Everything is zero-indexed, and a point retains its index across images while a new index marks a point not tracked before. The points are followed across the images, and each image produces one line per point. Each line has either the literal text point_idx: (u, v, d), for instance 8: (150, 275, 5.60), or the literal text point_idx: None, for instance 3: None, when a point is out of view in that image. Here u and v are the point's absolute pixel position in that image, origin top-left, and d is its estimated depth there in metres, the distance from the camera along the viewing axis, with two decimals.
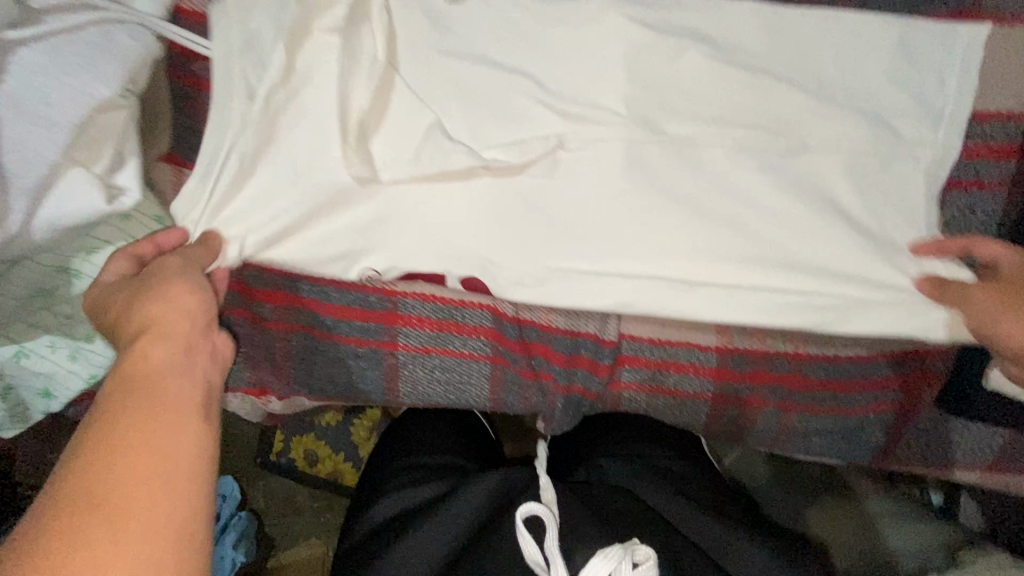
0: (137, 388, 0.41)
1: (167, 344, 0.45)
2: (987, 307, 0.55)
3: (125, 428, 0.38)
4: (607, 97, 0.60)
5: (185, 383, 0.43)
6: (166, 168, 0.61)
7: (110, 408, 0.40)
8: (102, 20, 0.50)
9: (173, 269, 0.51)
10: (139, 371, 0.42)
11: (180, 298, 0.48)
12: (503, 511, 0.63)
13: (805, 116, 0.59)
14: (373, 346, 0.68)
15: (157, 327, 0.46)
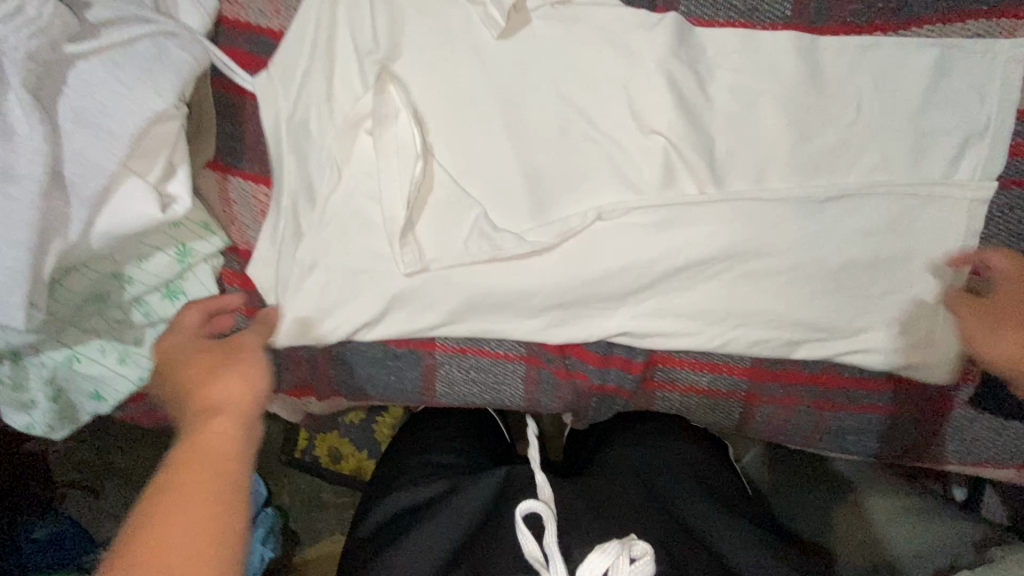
0: (188, 472, 0.40)
1: (222, 428, 0.44)
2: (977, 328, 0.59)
3: (173, 505, 0.38)
4: (644, 99, 0.60)
5: (230, 470, 0.41)
6: (211, 175, 0.62)
7: (166, 480, 0.39)
8: (155, 33, 0.50)
9: (238, 348, 0.53)
10: (197, 452, 0.41)
11: (244, 369, 0.49)
12: (502, 499, 0.65)
13: (844, 125, 0.60)
14: (411, 347, 0.70)
15: (219, 408, 0.45)
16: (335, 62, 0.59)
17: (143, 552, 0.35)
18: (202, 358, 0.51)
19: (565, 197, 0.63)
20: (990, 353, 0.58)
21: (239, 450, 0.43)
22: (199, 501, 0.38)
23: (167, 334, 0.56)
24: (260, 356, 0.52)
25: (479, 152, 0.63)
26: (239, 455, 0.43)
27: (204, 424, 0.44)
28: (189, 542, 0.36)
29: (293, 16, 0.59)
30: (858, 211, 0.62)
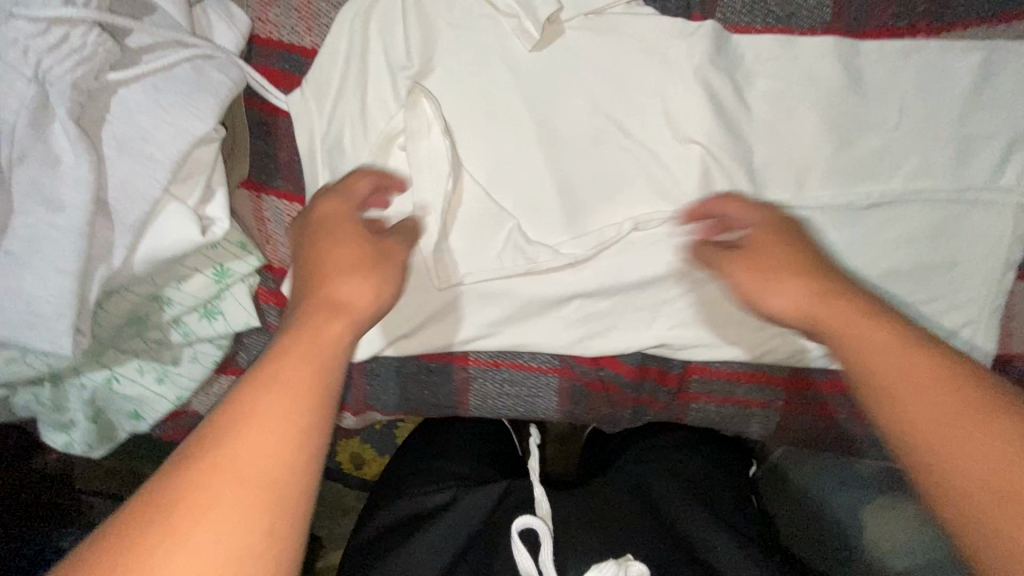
0: (294, 360, 0.39)
1: (342, 330, 0.43)
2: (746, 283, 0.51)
3: (267, 395, 0.37)
4: (681, 108, 0.59)
5: (333, 367, 0.41)
6: (245, 195, 0.62)
7: (269, 368, 0.38)
8: (194, 56, 0.50)
9: (385, 250, 0.49)
10: (312, 341, 0.41)
11: (372, 274, 0.47)
12: (498, 511, 0.66)
13: (885, 131, 0.59)
14: (445, 362, 0.70)
15: (343, 309, 0.44)
16: (368, 80, 0.59)
17: (246, 428, 0.35)
18: (351, 244, 0.49)
19: (600, 208, 0.62)
20: (773, 304, 0.50)
21: (344, 350, 0.42)
22: (300, 390, 0.38)
23: (332, 197, 0.53)
24: (398, 274, 0.49)
25: (513, 163, 0.62)
26: (345, 354, 0.42)
27: (326, 315, 0.43)
28: (286, 429, 0.36)
29: (326, 34, 0.59)
30: (899, 218, 0.61)
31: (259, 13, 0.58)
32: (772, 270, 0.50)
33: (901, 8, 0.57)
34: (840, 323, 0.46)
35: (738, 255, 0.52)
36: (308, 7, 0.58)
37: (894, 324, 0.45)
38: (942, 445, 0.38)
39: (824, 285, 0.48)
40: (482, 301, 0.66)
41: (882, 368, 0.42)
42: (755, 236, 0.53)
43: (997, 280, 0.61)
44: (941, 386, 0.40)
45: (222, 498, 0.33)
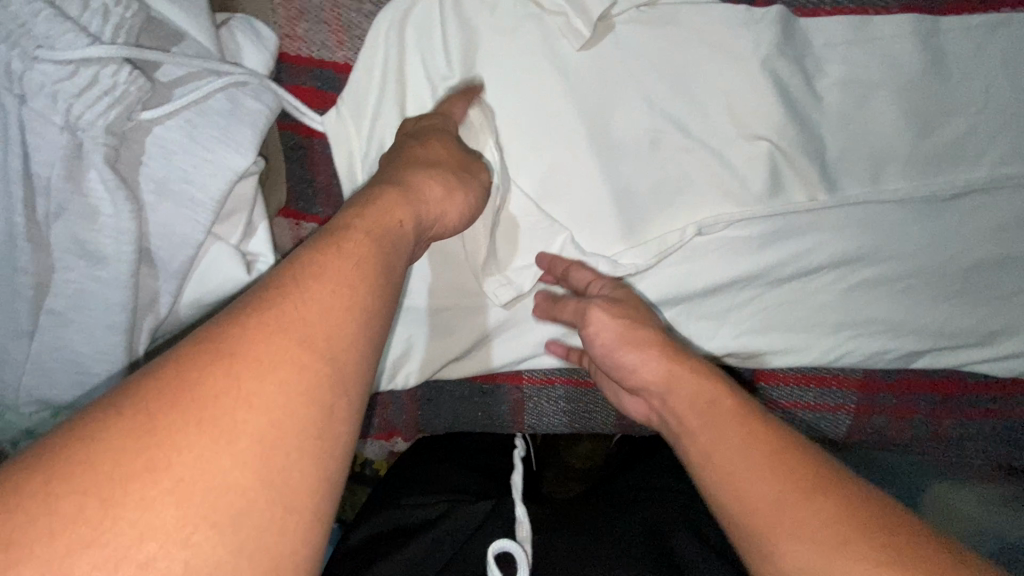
0: (360, 239, 0.37)
1: (409, 219, 0.42)
2: (609, 333, 0.51)
3: (337, 263, 0.35)
4: (747, 102, 0.54)
5: (392, 258, 0.39)
6: (284, 223, 0.59)
7: (338, 242, 0.36)
8: (226, 85, 0.46)
9: (471, 171, 0.51)
10: (376, 226, 0.39)
11: (428, 185, 0.46)
12: (482, 527, 0.62)
13: (970, 114, 0.54)
14: (498, 382, 0.68)
15: (414, 194, 0.44)
16: (407, 94, 0.56)
17: (311, 287, 0.33)
18: (440, 151, 0.50)
19: (661, 216, 0.58)
20: (627, 365, 0.50)
21: (402, 245, 0.40)
22: (362, 266, 0.36)
23: (439, 126, 0.52)
24: (479, 192, 0.52)
25: (566, 172, 0.57)
26: (404, 250, 0.41)
27: (396, 203, 0.42)
28: (349, 299, 0.34)
29: (359, 47, 0.55)
30: (983, 208, 0.56)
31: (288, 30, 0.55)
32: (634, 329, 0.50)
33: None
34: (697, 394, 0.46)
35: (613, 306, 0.53)
36: (338, 20, 0.54)
37: (739, 397, 0.45)
38: (772, 531, 0.38)
39: (675, 350, 0.49)
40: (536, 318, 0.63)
41: (721, 449, 0.42)
42: (629, 297, 0.54)
43: None
44: (771, 467, 0.40)
45: (283, 353, 0.30)
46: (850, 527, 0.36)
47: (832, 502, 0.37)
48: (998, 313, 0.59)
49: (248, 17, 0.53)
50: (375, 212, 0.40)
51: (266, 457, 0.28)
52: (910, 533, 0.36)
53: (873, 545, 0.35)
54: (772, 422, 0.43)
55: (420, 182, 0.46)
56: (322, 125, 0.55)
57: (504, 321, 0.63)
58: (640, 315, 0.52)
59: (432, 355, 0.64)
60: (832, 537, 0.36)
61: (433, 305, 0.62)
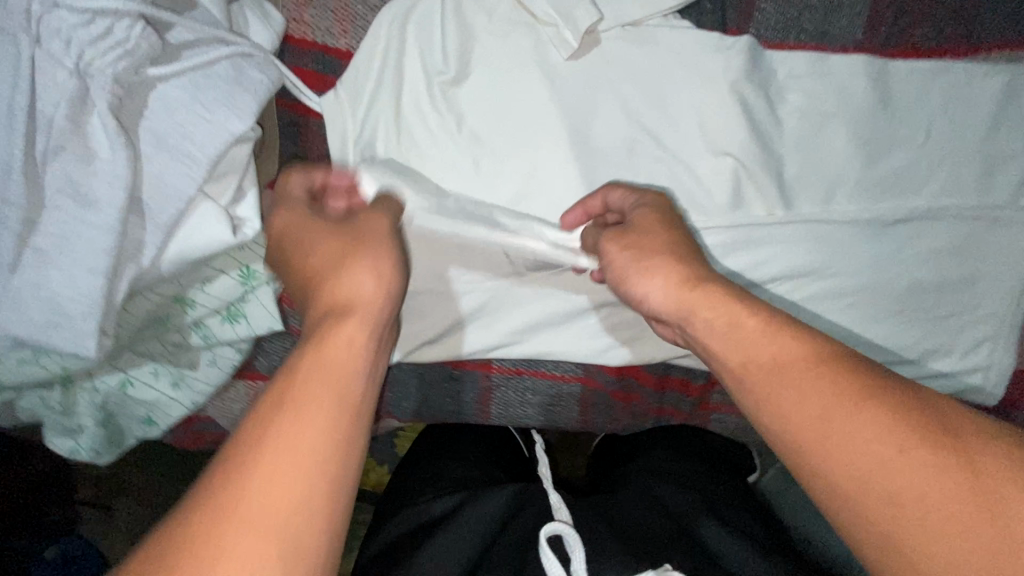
0: (315, 383, 0.37)
1: (362, 335, 0.41)
2: (623, 265, 0.52)
3: (290, 421, 0.35)
4: (715, 120, 0.59)
5: (349, 393, 0.38)
6: (272, 196, 0.61)
7: (290, 392, 0.37)
8: (234, 54, 0.49)
9: (366, 235, 0.48)
10: (325, 365, 0.39)
11: (367, 283, 0.44)
12: (510, 525, 0.60)
13: (912, 149, 0.60)
14: (469, 370, 0.70)
15: (355, 307, 0.43)
16: (402, 83, 0.59)
17: (261, 460, 0.34)
18: (330, 237, 0.48)
19: None
20: (644, 296, 0.51)
21: (358, 373, 0.40)
22: (317, 419, 0.36)
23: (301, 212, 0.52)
24: (405, 264, 0.49)
25: (548, 170, 0.61)
26: (361, 376, 0.40)
27: (338, 328, 0.41)
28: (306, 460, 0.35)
29: (361, 37, 0.59)
30: (921, 235, 0.61)
31: (294, 14, 0.58)
32: (645, 254, 0.51)
33: (929, 30, 0.59)
34: (719, 319, 0.45)
35: (627, 240, 0.53)
36: (344, 10, 0.59)
37: (772, 316, 0.43)
38: (826, 437, 0.38)
39: (685, 266, 0.49)
40: (511, 307, 0.65)
41: (773, 361, 0.42)
42: (647, 220, 0.53)
43: (1011, 296, 0.63)
44: (811, 373, 0.40)
45: (245, 532, 0.32)
46: (899, 425, 0.37)
47: (875, 404, 0.37)
48: (932, 334, 0.64)
49: None
50: (326, 346, 0.40)
51: None
52: (951, 423, 0.37)
53: (930, 449, 0.36)
54: (824, 338, 0.42)
55: (357, 284, 0.44)
56: (320, 107, 0.59)
57: (478, 307, 0.65)
58: (654, 239, 0.51)
59: (404, 337, 0.66)
60: (892, 441, 0.36)
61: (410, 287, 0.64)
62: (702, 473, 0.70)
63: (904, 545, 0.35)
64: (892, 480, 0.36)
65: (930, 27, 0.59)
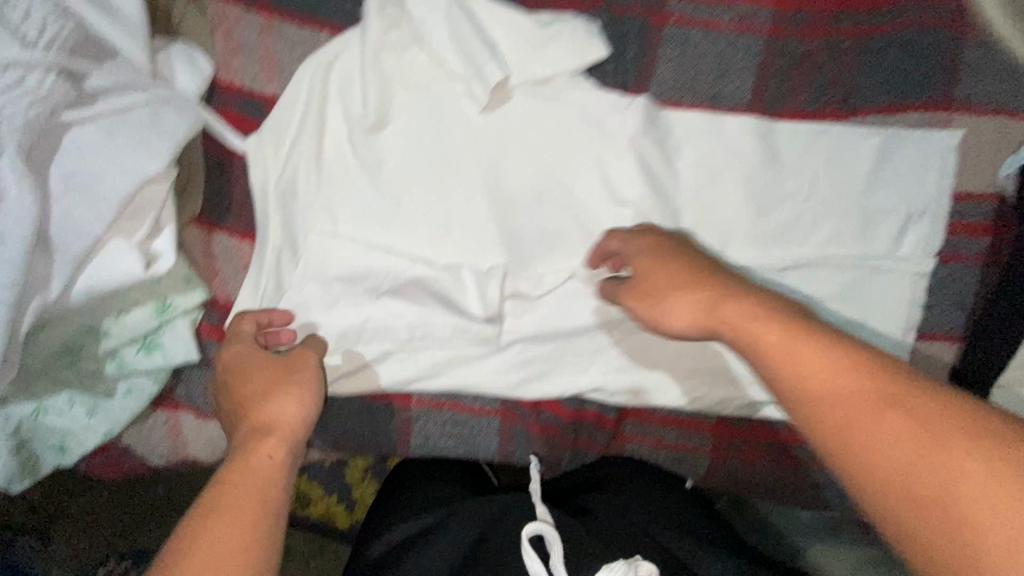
0: (226, 516, 0.43)
1: (278, 453, 0.49)
2: (643, 303, 0.51)
3: (200, 556, 0.40)
4: (615, 173, 0.65)
5: (269, 493, 0.46)
6: (196, 231, 0.63)
7: (202, 526, 0.42)
8: (152, 99, 0.53)
9: (295, 365, 0.56)
10: (246, 478, 0.46)
11: (287, 403, 0.53)
12: (493, 532, 0.59)
13: (798, 202, 0.65)
14: (389, 402, 0.73)
15: (276, 428, 0.51)
16: (323, 129, 0.63)
17: None
18: (260, 373, 0.56)
19: (541, 263, 0.67)
20: (665, 322, 0.49)
21: (275, 475, 0.48)
22: (235, 529, 0.42)
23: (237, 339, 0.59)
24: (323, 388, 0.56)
25: (462, 213, 0.65)
26: (280, 473, 0.48)
27: (259, 447, 0.49)
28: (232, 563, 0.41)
29: (286, 83, 0.63)
30: (809, 281, 0.66)
31: (223, 60, 0.62)
32: (661, 287, 0.51)
33: (812, 94, 0.64)
34: (753, 336, 0.43)
35: (634, 291, 0.53)
36: (270, 59, 0.62)
37: (797, 326, 0.42)
38: (844, 434, 0.38)
39: (710, 287, 0.48)
40: (427, 343, 0.68)
41: (796, 367, 0.41)
42: (651, 260, 0.54)
43: (897, 340, 0.66)
44: (841, 380, 0.39)
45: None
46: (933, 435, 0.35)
47: (901, 412, 0.37)
48: None
49: (188, 47, 0.61)
50: (247, 461, 0.48)
51: None
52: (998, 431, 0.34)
53: (975, 459, 0.34)
54: (853, 344, 0.41)
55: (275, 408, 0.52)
56: (244, 147, 0.62)
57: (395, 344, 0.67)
58: (672, 269, 0.52)
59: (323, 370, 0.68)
60: (919, 449, 0.35)
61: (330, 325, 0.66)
62: (675, 491, 0.70)
63: (951, 542, 0.33)
64: (918, 474, 0.35)
65: (811, 92, 0.64)
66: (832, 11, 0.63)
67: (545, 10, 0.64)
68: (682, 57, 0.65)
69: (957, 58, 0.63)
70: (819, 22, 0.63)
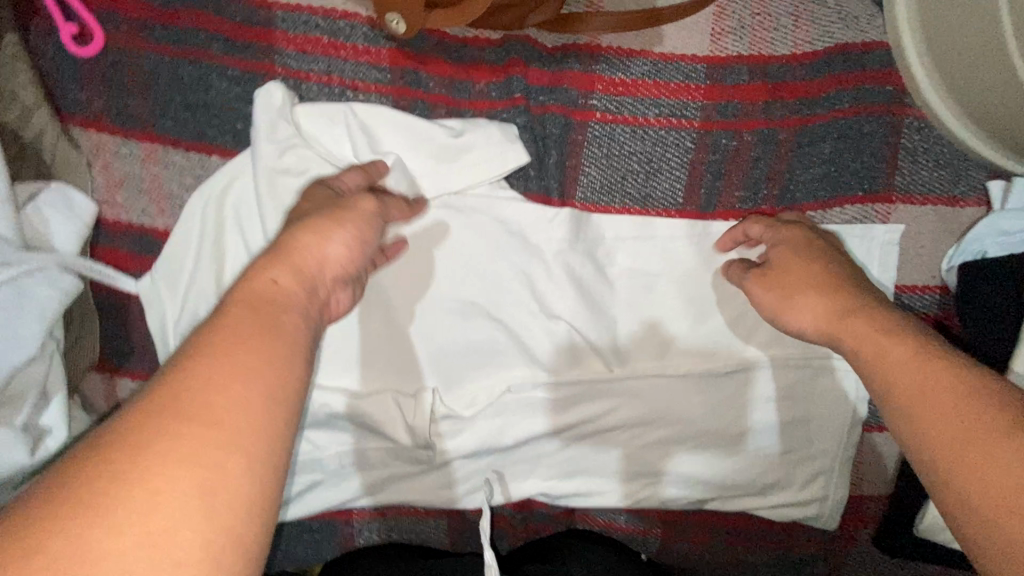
0: (249, 315, 0.35)
1: (285, 276, 0.39)
2: (772, 297, 0.53)
3: (231, 347, 0.33)
4: (543, 285, 0.61)
5: (286, 313, 0.36)
6: (97, 376, 0.59)
7: (234, 322, 0.34)
8: (14, 276, 0.49)
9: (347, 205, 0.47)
10: (267, 296, 0.37)
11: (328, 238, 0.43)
12: None
13: (738, 303, 0.62)
14: (329, 518, 0.71)
15: (298, 258, 0.41)
16: (219, 262, 0.57)
17: (210, 367, 0.31)
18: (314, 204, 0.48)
19: (472, 381, 0.62)
20: (792, 323, 0.51)
21: (298, 301, 0.38)
22: (255, 348, 0.33)
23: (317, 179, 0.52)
24: (366, 226, 0.47)
25: (385, 333, 0.62)
26: (302, 315, 0.37)
27: (265, 267, 0.39)
28: (252, 379, 0.32)
29: (178, 215, 0.58)
30: (751, 383, 0.64)
31: (106, 197, 0.57)
32: (794, 285, 0.51)
33: (746, 191, 0.61)
34: (864, 322, 0.45)
35: (764, 274, 0.54)
36: (159, 191, 0.58)
37: (920, 343, 0.41)
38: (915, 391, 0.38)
39: (840, 294, 0.48)
40: (359, 467, 0.64)
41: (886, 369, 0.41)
42: (779, 249, 0.54)
43: (844, 432, 0.65)
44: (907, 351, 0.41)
45: (188, 426, 0.29)
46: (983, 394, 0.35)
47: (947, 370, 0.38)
48: (774, 469, 0.66)
49: (60, 185, 0.55)
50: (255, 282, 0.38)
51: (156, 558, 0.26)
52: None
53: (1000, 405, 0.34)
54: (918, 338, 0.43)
55: (301, 234, 0.43)
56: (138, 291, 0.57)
57: (326, 466, 0.64)
58: (796, 262, 0.53)
59: None
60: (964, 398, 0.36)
61: None
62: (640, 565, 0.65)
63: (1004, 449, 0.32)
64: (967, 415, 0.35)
65: (746, 190, 0.61)
66: (765, 99, 0.60)
67: (457, 115, 0.60)
68: (609, 156, 0.61)
69: (896, 143, 0.60)
70: (752, 112, 0.60)
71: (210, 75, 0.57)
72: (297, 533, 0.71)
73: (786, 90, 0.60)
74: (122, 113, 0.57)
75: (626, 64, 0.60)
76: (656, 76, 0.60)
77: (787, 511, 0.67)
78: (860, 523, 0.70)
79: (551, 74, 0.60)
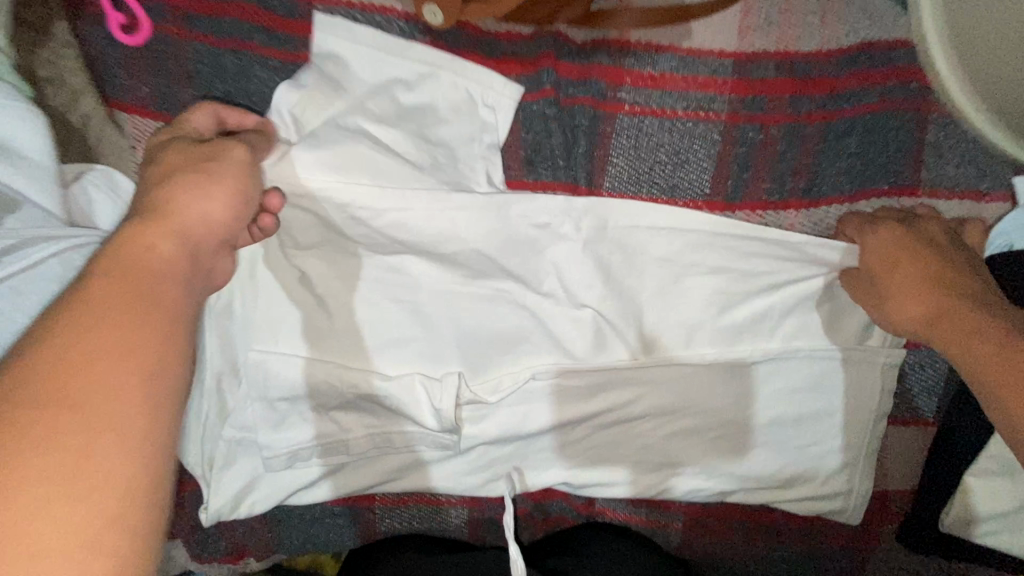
0: (115, 288, 0.34)
1: (164, 241, 0.39)
2: (872, 295, 0.58)
3: (94, 326, 0.32)
4: (570, 271, 0.63)
5: (160, 278, 0.36)
6: None
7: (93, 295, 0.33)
8: (61, 250, 0.49)
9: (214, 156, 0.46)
10: (144, 263, 0.37)
11: (200, 198, 0.42)
12: None
13: (763, 294, 0.62)
14: (349, 504, 0.71)
15: (172, 216, 0.40)
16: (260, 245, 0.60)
17: (76, 343, 0.31)
18: (176, 159, 0.46)
19: (500, 365, 0.63)
20: (890, 315, 0.57)
21: (168, 269, 0.38)
22: (124, 326, 0.33)
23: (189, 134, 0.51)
24: (250, 184, 0.46)
25: (414, 316, 0.63)
26: (179, 283, 0.37)
27: (143, 231, 0.38)
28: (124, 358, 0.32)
29: None
30: (775, 372, 0.64)
31: None
32: (894, 282, 0.57)
33: (773, 183, 0.62)
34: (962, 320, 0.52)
35: (857, 279, 0.59)
36: None
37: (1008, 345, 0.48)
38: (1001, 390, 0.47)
39: (940, 295, 0.54)
40: (383, 450, 0.65)
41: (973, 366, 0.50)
42: (878, 248, 0.58)
43: (869, 425, 0.65)
44: (995, 351, 0.49)
45: (46, 407, 0.29)
46: None
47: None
48: (796, 461, 0.66)
49: (105, 168, 0.57)
50: (127, 249, 0.37)
51: (53, 519, 0.28)
52: None
53: None
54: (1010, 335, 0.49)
55: (170, 196, 0.42)
56: None
57: (350, 450, 0.64)
58: (896, 260, 0.57)
59: (280, 485, 0.65)
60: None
61: (279, 441, 0.63)
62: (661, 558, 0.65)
63: None
64: None
65: (773, 183, 0.62)
66: (792, 94, 0.61)
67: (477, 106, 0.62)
68: (637, 147, 0.62)
69: (921, 138, 0.61)
70: (779, 106, 0.61)
71: (252, 65, 0.60)
72: (318, 518, 0.71)
73: (813, 85, 0.61)
74: (164, 99, 0.59)
75: (655, 58, 0.62)
76: (685, 70, 0.62)
77: (810, 503, 0.67)
78: (886, 520, 0.69)
79: (580, 67, 0.62)
